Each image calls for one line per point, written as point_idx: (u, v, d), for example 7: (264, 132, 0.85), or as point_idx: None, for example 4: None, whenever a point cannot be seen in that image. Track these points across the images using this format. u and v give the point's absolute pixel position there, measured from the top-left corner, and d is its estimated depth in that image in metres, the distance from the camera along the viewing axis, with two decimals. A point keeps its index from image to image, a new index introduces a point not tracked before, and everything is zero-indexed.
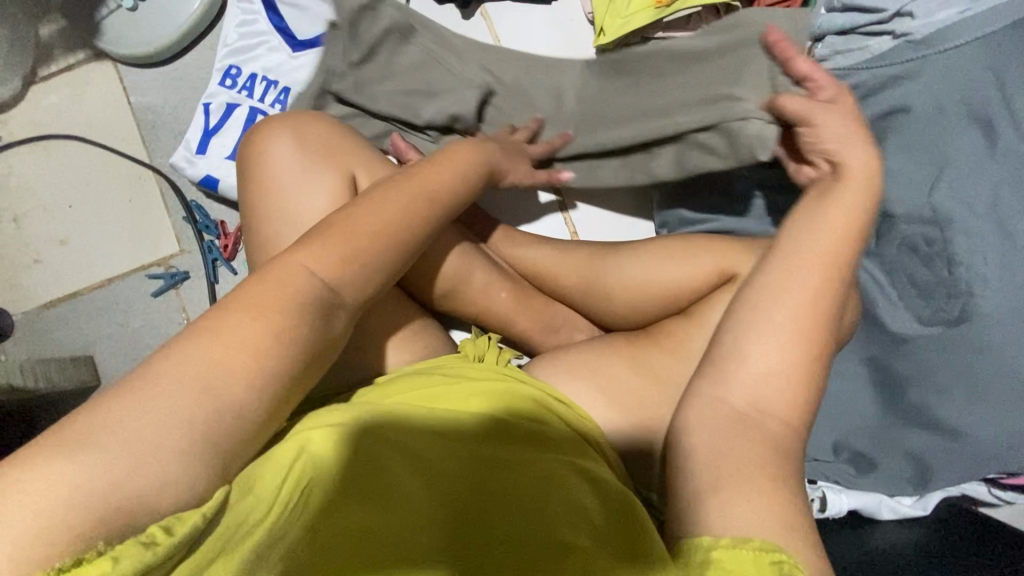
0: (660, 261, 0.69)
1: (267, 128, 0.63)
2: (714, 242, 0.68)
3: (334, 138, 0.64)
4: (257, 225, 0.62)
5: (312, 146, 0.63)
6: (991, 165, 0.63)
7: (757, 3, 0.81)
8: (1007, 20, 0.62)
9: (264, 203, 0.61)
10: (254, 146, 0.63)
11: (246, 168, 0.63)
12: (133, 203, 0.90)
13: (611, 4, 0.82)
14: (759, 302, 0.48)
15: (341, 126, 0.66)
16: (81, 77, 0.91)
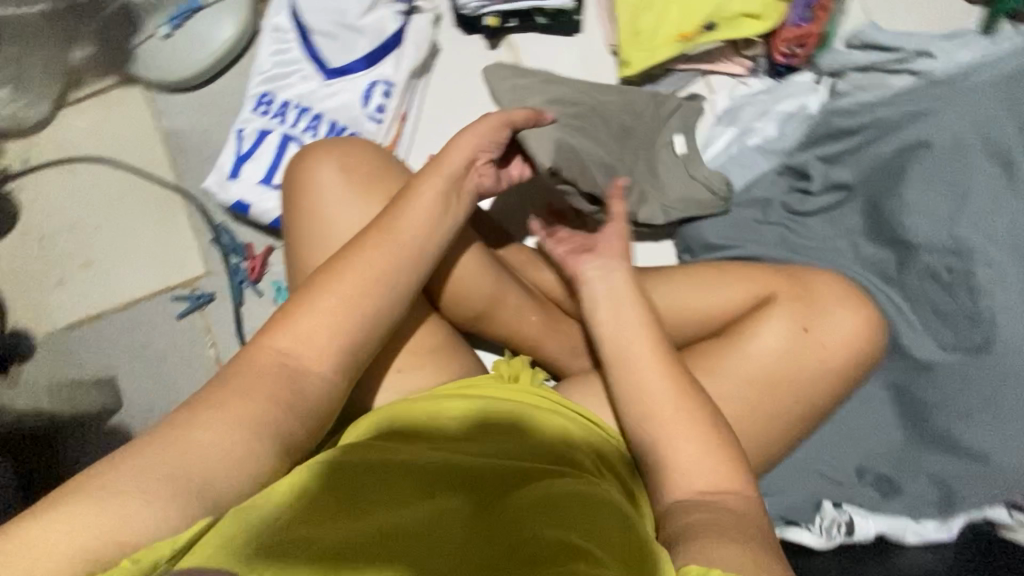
0: (694, 292, 0.69)
1: (311, 155, 0.65)
2: (746, 271, 0.69)
3: (378, 164, 0.65)
4: (300, 249, 0.64)
5: (357, 172, 0.64)
6: (1011, 198, 0.67)
7: (775, 38, 0.84)
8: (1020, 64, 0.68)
9: (309, 232, 0.63)
10: (298, 171, 0.65)
11: (290, 197, 0.65)
12: (161, 225, 0.91)
13: (636, 37, 0.84)
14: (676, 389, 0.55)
15: (384, 154, 0.67)
16: (111, 100, 0.92)
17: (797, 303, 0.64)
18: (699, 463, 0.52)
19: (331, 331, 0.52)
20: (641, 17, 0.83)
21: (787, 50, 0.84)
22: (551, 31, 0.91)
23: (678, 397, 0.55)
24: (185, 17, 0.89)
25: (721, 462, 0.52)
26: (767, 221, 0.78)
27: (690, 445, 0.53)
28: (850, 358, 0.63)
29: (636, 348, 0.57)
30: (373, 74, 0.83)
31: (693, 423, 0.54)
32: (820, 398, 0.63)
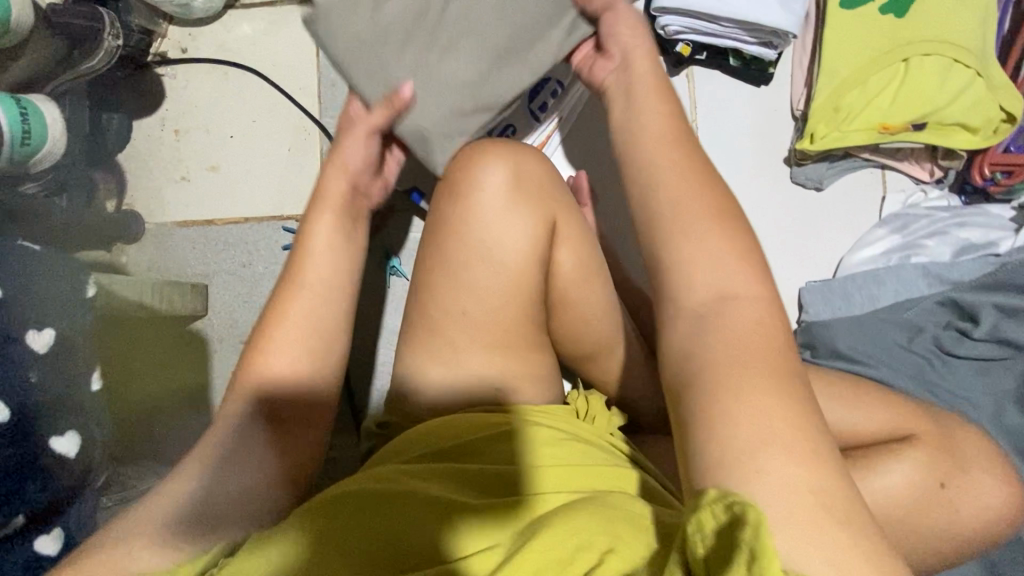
0: (827, 403, 0.63)
1: (483, 155, 0.63)
2: (888, 400, 0.64)
3: (545, 185, 0.65)
4: (448, 238, 0.63)
5: (523, 190, 0.63)
6: None
7: (983, 156, 0.77)
8: None
9: (461, 224, 0.62)
10: (465, 166, 0.63)
11: (450, 183, 0.64)
12: (292, 152, 0.90)
13: (833, 112, 0.77)
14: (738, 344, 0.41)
15: (553, 174, 0.66)
16: (281, 16, 0.91)
17: (938, 457, 0.59)
18: (752, 407, 0.38)
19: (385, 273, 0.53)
20: (846, 93, 0.76)
21: (990, 174, 0.77)
22: (737, 76, 0.86)
23: (762, 346, 0.40)
24: None
25: (781, 403, 0.38)
26: (905, 349, 0.72)
27: (754, 386, 0.39)
28: (974, 531, 0.58)
29: (704, 270, 0.44)
30: None
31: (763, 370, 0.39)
32: (925, 561, 0.59)
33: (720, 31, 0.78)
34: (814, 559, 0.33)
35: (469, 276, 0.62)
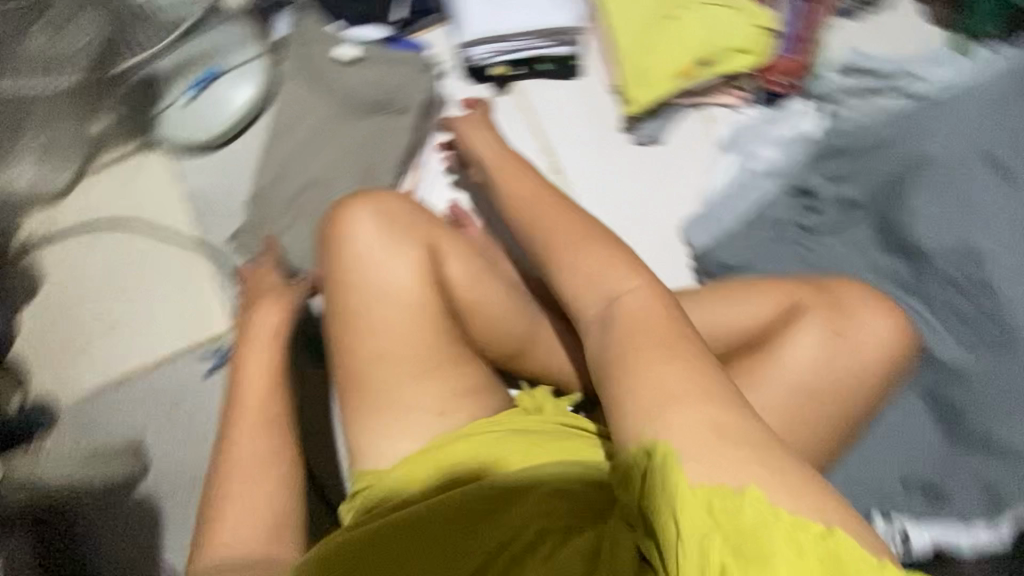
0: (718, 308, 0.70)
1: (348, 210, 0.69)
2: (774, 287, 0.70)
3: (412, 214, 0.70)
4: (343, 295, 0.67)
5: (394, 225, 0.69)
6: (1008, 201, 0.71)
7: (768, 71, 0.90)
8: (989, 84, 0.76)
9: (351, 276, 0.67)
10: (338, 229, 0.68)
11: (330, 247, 0.69)
12: (184, 283, 0.91)
13: (639, 75, 0.89)
14: (652, 342, 0.47)
15: (418, 206, 0.71)
16: (133, 168, 0.95)
17: (826, 310, 0.66)
18: (669, 396, 0.44)
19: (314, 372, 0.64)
20: (643, 56, 0.89)
21: (781, 82, 0.90)
22: (554, 76, 0.95)
23: (663, 313, 0.49)
24: (203, 84, 0.91)
25: (699, 390, 0.44)
26: (772, 242, 0.81)
27: (677, 372, 0.45)
28: (881, 362, 0.65)
29: (615, 274, 0.53)
30: (385, 126, 0.84)
31: (679, 356, 0.46)
32: (854, 403, 0.65)
33: (518, 45, 0.90)
34: (717, 470, 0.42)
35: (375, 319, 0.66)
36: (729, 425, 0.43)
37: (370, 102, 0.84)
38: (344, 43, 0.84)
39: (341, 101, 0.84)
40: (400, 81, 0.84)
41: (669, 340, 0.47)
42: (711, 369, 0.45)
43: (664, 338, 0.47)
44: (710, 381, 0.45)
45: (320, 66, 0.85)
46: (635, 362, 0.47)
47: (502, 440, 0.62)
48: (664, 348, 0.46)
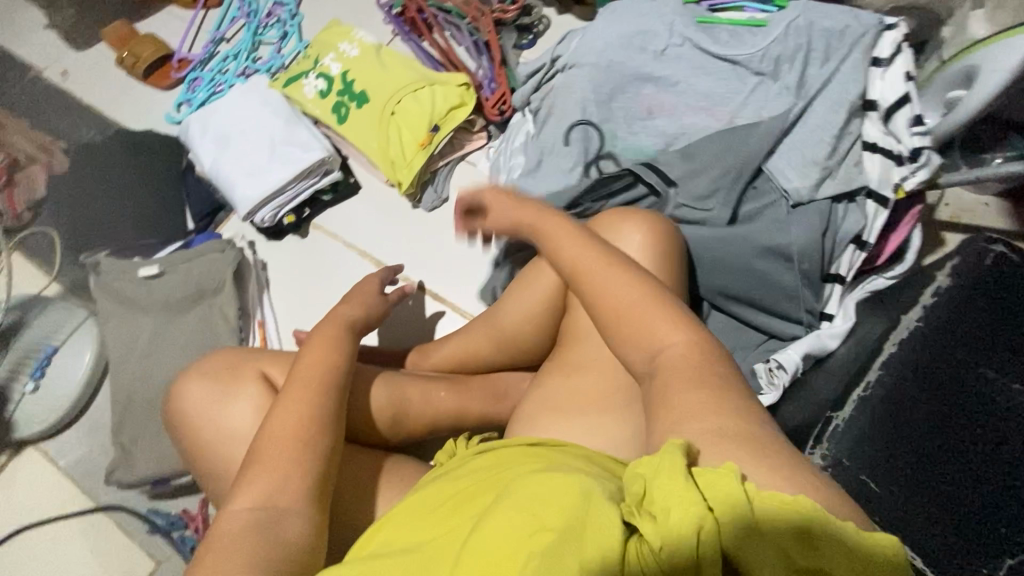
0: (528, 290, 0.82)
1: (178, 385, 0.73)
2: (554, 251, 0.81)
3: (245, 358, 0.74)
4: (206, 458, 0.71)
5: (221, 379, 0.72)
6: (670, 94, 0.87)
7: (485, 108, 1.11)
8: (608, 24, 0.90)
9: (203, 440, 0.71)
10: (175, 405, 0.72)
11: (176, 425, 0.72)
12: (95, 551, 0.90)
13: (394, 163, 1.06)
14: (626, 302, 0.56)
15: (237, 351, 0.75)
16: (9, 475, 0.96)
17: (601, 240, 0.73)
18: (650, 345, 0.52)
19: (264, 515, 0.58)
20: (388, 150, 1.06)
21: (498, 110, 1.10)
22: (338, 201, 1.12)
23: (596, 261, 0.60)
24: (44, 366, 0.98)
25: (680, 346, 0.50)
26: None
27: (664, 326, 0.52)
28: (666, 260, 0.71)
29: (564, 245, 0.64)
30: (212, 306, 0.93)
31: (660, 310, 0.54)
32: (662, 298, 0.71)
33: (293, 192, 1.05)
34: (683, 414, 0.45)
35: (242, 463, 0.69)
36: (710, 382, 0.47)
37: (187, 297, 0.93)
38: (143, 264, 0.93)
39: (157, 311, 0.92)
40: (200, 258, 0.95)
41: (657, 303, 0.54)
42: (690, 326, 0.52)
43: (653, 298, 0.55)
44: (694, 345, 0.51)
45: (129, 292, 0.92)
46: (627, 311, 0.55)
47: (430, 486, 0.63)
48: (651, 311, 0.54)
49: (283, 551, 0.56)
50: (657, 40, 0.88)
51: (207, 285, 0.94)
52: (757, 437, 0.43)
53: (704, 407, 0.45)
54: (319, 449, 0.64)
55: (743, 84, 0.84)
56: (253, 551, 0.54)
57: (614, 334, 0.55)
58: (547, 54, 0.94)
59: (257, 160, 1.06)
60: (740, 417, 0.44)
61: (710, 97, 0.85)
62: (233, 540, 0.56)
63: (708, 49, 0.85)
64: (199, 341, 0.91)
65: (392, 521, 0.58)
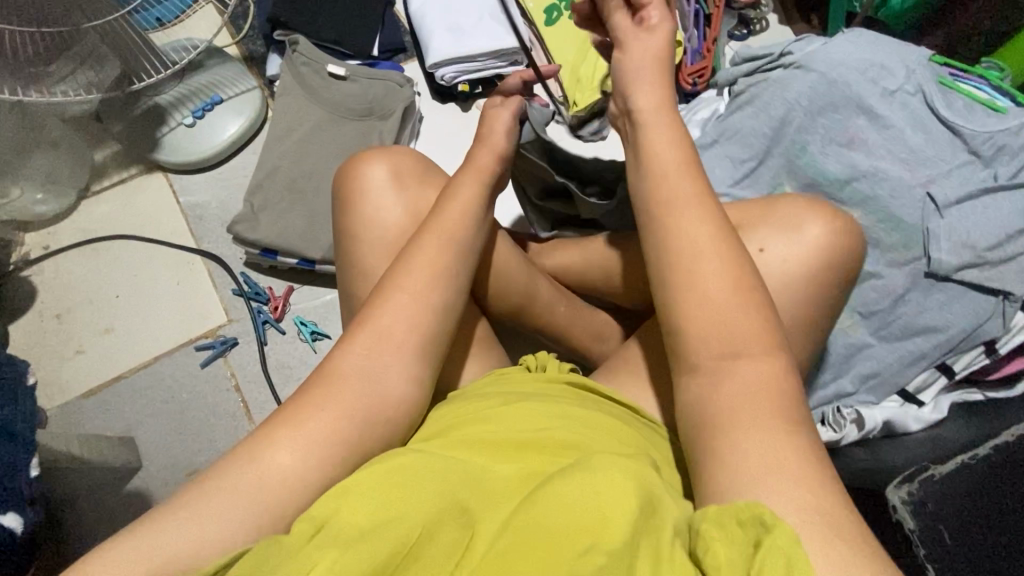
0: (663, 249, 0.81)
1: (361, 164, 0.78)
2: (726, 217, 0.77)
3: (421, 171, 0.79)
4: (347, 232, 0.77)
5: (404, 181, 0.77)
6: (879, 136, 0.87)
7: (681, 73, 1.12)
8: (856, 42, 0.89)
9: (355, 216, 0.76)
10: (350, 178, 0.78)
11: (342, 189, 0.78)
12: (181, 284, 0.97)
13: (578, 83, 1.07)
14: (698, 274, 0.53)
15: (424, 163, 0.80)
16: (134, 186, 1.03)
17: (761, 224, 0.67)
18: (716, 316, 0.52)
19: (373, 359, 0.62)
20: (579, 67, 1.07)
21: (692, 80, 1.12)
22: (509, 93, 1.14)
23: (698, 208, 0.56)
24: (206, 109, 1.03)
25: (756, 330, 0.51)
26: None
27: (736, 308, 0.51)
28: (823, 264, 0.65)
29: (671, 176, 0.58)
30: (373, 129, 0.97)
31: (742, 295, 0.52)
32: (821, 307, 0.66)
33: (481, 65, 1.07)
34: (752, 422, 0.46)
35: (369, 264, 0.75)
36: (779, 397, 0.48)
37: (358, 109, 0.97)
38: (333, 63, 0.97)
39: (327, 109, 0.96)
40: (381, 79, 0.99)
41: (737, 279, 0.52)
42: (770, 316, 0.52)
43: (733, 275, 0.53)
44: (769, 332, 0.51)
45: (311, 82, 0.97)
46: (699, 285, 0.53)
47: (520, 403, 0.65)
48: (731, 288, 0.52)
49: (379, 404, 0.60)
50: (892, 78, 0.87)
51: (376, 104, 0.98)
52: (821, 488, 0.42)
53: (771, 455, 0.44)
54: (442, 282, 0.67)
55: (953, 156, 0.83)
56: (353, 402, 0.59)
57: (687, 316, 0.53)
58: (778, 47, 0.94)
59: (461, 20, 1.08)
60: (803, 467, 0.44)
61: (919, 155, 0.84)
62: (351, 368, 0.61)
63: (937, 109, 0.85)
64: (354, 151, 0.95)
65: (473, 417, 0.64)
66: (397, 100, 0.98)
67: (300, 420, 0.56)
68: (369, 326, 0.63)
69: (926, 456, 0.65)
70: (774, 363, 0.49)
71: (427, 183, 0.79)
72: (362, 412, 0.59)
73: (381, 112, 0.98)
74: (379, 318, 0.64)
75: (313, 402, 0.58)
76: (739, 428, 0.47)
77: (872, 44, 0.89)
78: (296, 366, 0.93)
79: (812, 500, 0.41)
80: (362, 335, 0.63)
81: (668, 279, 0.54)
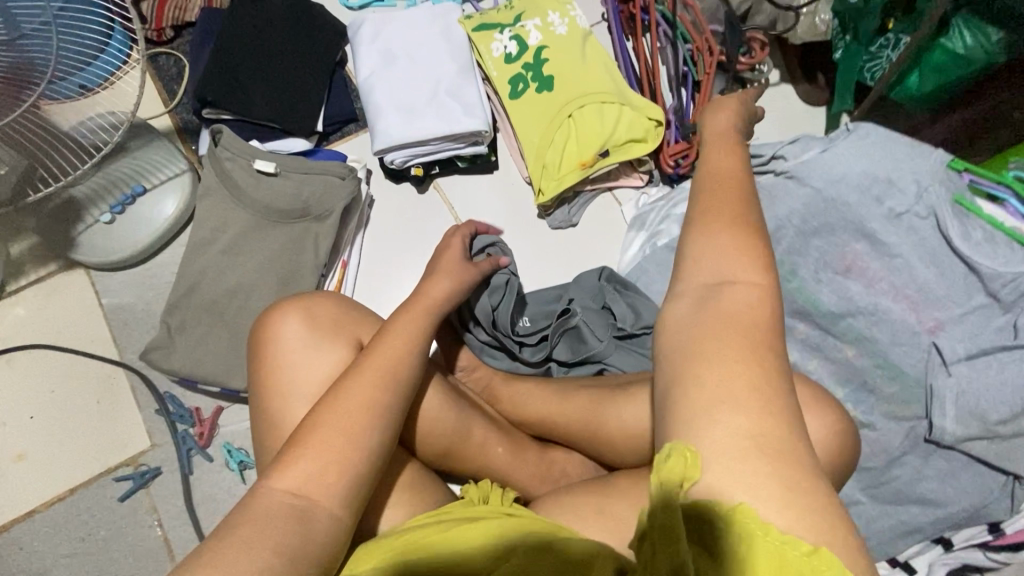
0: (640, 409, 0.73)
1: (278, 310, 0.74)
2: None
3: (342, 317, 0.75)
4: (267, 386, 0.72)
5: (323, 326, 0.73)
6: (883, 267, 0.75)
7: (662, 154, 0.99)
8: (861, 148, 0.76)
9: (273, 371, 0.72)
10: (267, 328, 0.73)
11: (258, 344, 0.73)
12: (102, 402, 0.89)
13: (544, 169, 0.95)
14: (700, 225, 0.42)
15: (347, 303, 0.77)
16: (54, 286, 0.94)
17: None
18: (710, 297, 0.39)
19: (299, 501, 0.54)
20: (545, 152, 0.95)
21: (674, 163, 0.99)
22: (471, 172, 1.02)
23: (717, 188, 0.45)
24: (126, 203, 0.93)
25: (748, 257, 0.40)
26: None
27: (743, 266, 0.40)
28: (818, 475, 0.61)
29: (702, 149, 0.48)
30: (308, 231, 0.86)
31: (755, 271, 0.40)
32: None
33: (433, 148, 0.95)
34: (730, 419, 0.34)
35: None
36: (761, 360, 0.36)
37: (290, 210, 0.86)
38: (261, 157, 0.86)
39: (256, 211, 0.86)
40: (315, 171, 0.87)
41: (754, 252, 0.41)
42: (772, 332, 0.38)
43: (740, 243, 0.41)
44: (766, 335, 0.37)
45: (238, 179, 0.86)
46: (696, 254, 0.42)
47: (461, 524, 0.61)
48: (727, 243, 0.41)
49: (309, 538, 0.53)
50: (900, 197, 0.75)
51: (310, 203, 0.86)
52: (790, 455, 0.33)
53: (726, 386, 0.35)
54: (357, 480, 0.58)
55: (967, 298, 0.72)
56: (283, 535, 0.51)
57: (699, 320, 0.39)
58: (769, 147, 0.80)
59: (414, 98, 0.96)
60: (794, 467, 0.33)
61: (927, 294, 0.73)
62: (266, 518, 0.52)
63: (953, 239, 0.72)
64: (287, 262, 0.85)
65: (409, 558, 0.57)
66: (334, 200, 0.86)
67: (205, 571, 0.47)
68: (281, 477, 0.55)
69: None
70: (771, 309, 0.38)
71: (349, 324, 0.75)
72: (286, 553, 0.51)
73: (316, 212, 0.86)
74: (297, 471, 0.55)
75: (233, 542, 0.50)
76: (703, 380, 0.36)
77: (882, 151, 0.76)
78: (224, 498, 0.85)
79: (798, 513, 0.32)
80: (280, 486, 0.54)
81: (691, 209, 0.44)
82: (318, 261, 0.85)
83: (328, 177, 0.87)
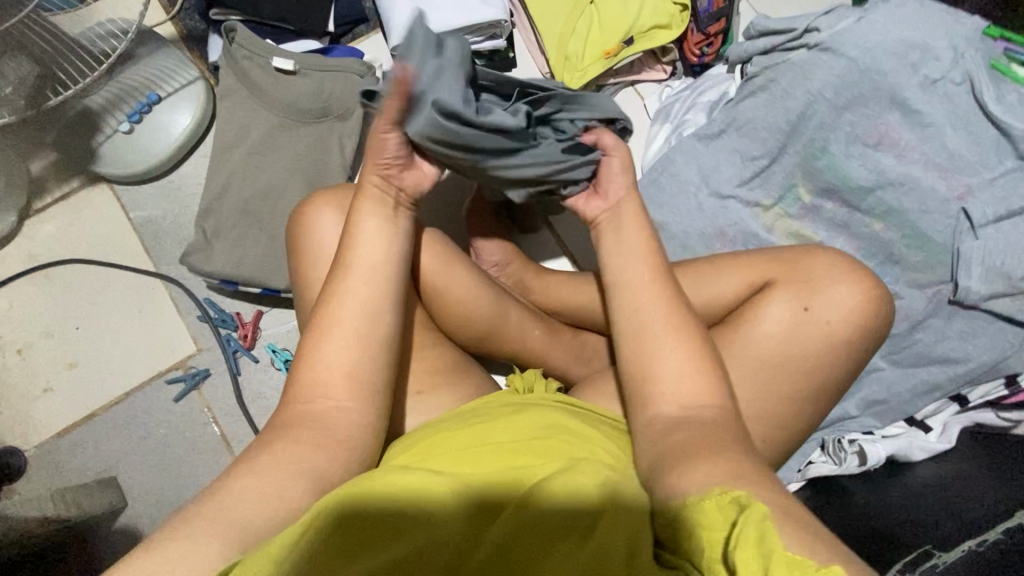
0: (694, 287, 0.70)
1: (308, 205, 0.73)
2: (741, 257, 0.70)
3: None
4: (304, 279, 0.72)
5: None
6: (914, 136, 0.75)
7: (686, 42, 0.96)
8: (898, 14, 0.74)
9: (307, 262, 0.72)
10: (299, 221, 0.73)
11: (294, 237, 0.73)
12: (144, 312, 0.91)
13: (566, 60, 0.92)
14: (655, 344, 0.53)
15: None
16: (80, 202, 0.94)
17: (794, 283, 0.64)
18: (679, 379, 0.52)
19: (331, 379, 0.55)
20: (568, 42, 0.92)
21: (699, 51, 0.97)
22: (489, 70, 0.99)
23: (657, 282, 0.57)
24: (142, 112, 0.92)
25: (705, 376, 0.52)
26: (710, 201, 0.82)
27: (689, 376, 0.52)
28: (853, 331, 0.63)
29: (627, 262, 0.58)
30: (332, 131, 0.85)
31: (691, 349, 0.53)
32: (830, 375, 0.64)
33: None
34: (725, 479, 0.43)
35: None
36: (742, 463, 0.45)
37: (312, 110, 0.84)
38: (279, 55, 0.84)
39: (279, 111, 0.85)
40: (334, 66, 0.84)
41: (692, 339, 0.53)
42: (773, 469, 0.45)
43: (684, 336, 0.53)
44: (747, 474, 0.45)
45: (257, 80, 0.84)
46: (645, 320, 0.55)
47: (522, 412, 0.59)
48: (678, 349, 0.53)
49: (343, 429, 0.53)
50: (935, 64, 0.74)
51: (334, 100, 0.84)
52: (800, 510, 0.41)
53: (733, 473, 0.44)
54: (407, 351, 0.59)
55: (996, 162, 0.74)
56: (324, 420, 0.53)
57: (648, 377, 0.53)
58: (802, 20, 0.78)
59: None
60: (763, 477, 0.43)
61: (956, 162, 0.74)
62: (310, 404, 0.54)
63: (987, 104, 0.73)
64: (313, 162, 0.85)
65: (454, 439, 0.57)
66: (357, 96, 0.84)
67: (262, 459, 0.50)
68: (318, 377, 0.54)
69: (936, 516, 0.60)
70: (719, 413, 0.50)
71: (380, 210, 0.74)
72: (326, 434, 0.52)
73: (340, 110, 0.85)
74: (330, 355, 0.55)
75: (279, 440, 0.51)
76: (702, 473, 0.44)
77: (920, 16, 0.74)
78: (272, 394, 0.89)
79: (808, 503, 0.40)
80: (311, 372, 0.55)
81: (634, 337, 0.55)
82: (345, 160, 0.85)
83: (348, 72, 0.85)
